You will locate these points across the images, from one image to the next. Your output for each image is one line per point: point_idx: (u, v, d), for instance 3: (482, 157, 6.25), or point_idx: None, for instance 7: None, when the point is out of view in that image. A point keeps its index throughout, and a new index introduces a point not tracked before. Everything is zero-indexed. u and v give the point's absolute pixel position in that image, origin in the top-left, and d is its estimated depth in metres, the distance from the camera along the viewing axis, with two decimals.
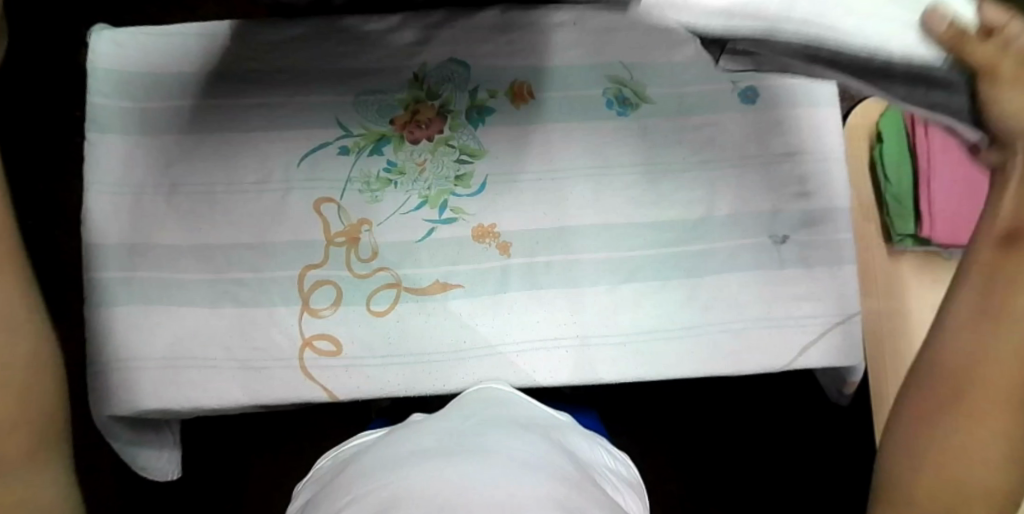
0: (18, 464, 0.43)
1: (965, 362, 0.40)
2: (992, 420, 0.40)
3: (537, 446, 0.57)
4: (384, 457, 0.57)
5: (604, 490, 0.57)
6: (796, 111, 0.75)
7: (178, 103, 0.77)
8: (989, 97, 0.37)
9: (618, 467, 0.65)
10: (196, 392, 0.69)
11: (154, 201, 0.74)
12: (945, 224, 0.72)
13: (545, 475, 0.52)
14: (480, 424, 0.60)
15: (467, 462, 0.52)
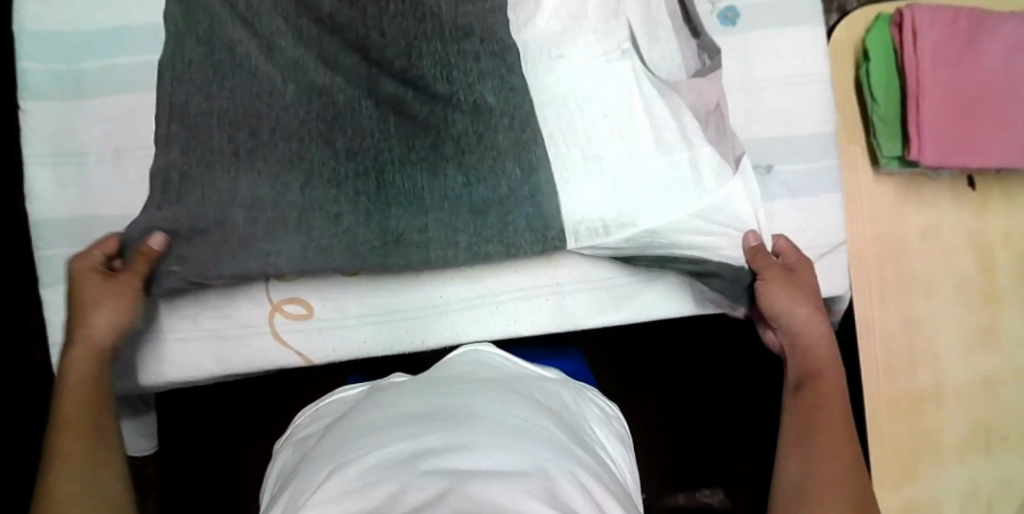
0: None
1: (811, 404, 0.58)
2: (836, 430, 0.56)
3: (523, 407, 0.54)
4: (359, 425, 0.53)
5: (594, 451, 0.55)
6: (778, 30, 0.70)
7: (112, 60, 0.72)
8: (767, 294, 0.62)
9: (605, 415, 0.64)
10: (166, 366, 0.66)
11: (100, 168, 0.72)
12: (936, 144, 0.68)
13: (534, 440, 0.49)
14: (458, 384, 0.57)
15: (448, 426, 0.49)
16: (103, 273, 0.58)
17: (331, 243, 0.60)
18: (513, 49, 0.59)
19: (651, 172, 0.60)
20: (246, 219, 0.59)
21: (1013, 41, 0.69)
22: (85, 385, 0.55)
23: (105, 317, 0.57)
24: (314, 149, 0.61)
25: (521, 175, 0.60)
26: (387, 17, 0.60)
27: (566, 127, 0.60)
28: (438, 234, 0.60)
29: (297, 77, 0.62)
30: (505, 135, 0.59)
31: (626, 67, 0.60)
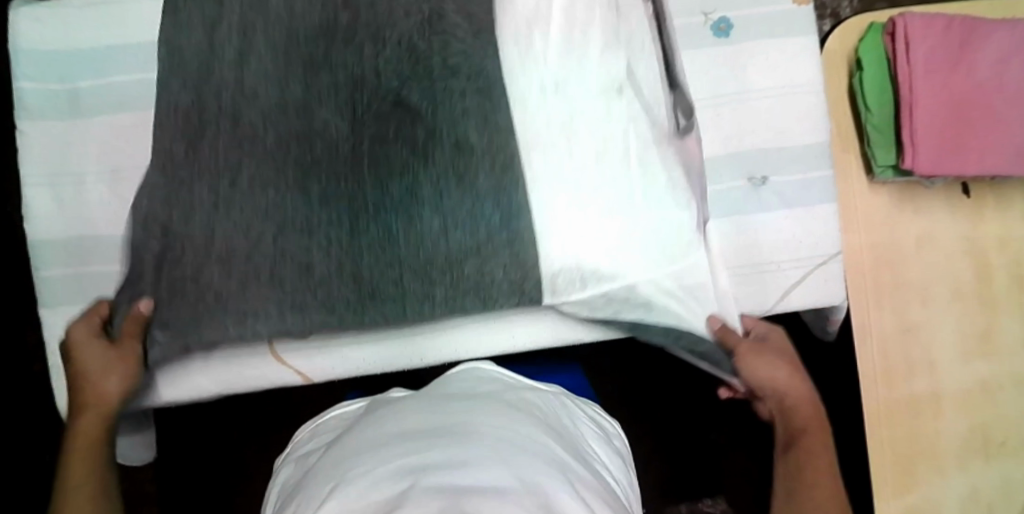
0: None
1: (797, 464, 0.61)
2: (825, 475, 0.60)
3: (523, 424, 0.54)
4: (362, 440, 0.54)
5: (593, 467, 0.56)
6: (772, 40, 0.70)
7: (108, 79, 0.72)
8: (744, 363, 0.65)
9: (603, 431, 0.65)
10: (165, 385, 0.67)
11: (98, 187, 0.72)
12: (930, 152, 0.68)
13: (536, 457, 0.49)
14: (459, 400, 0.58)
15: (449, 440, 0.49)
16: (98, 339, 0.62)
17: (302, 297, 0.63)
18: (497, 85, 0.64)
19: (631, 223, 0.63)
20: (219, 275, 0.63)
21: (1006, 48, 0.69)
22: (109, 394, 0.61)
23: (101, 385, 0.61)
24: (291, 197, 0.63)
25: (500, 219, 0.62)
26: (382, 59, 0.64)
27: (549, 175, 0.63)
28: (412, 283, 0.63)
29: (273, 122, 0.64)
30: (485, 179, 0.62)
31: (611, 107, 0.63)
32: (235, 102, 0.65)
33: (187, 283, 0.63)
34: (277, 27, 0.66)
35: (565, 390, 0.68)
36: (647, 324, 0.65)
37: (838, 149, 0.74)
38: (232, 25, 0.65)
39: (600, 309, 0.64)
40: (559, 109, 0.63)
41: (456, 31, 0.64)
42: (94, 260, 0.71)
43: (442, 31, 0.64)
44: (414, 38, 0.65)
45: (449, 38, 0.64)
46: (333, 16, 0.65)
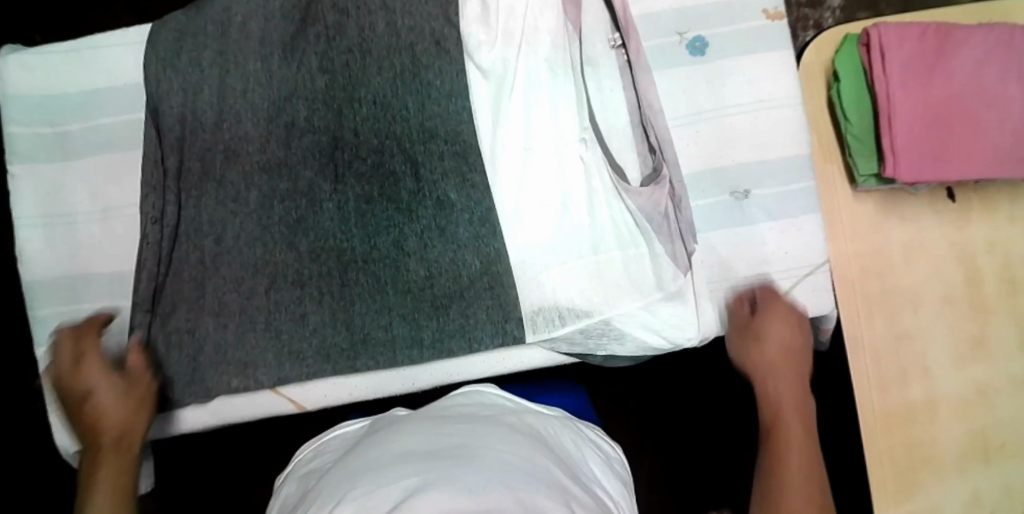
0: None
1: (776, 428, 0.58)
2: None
3: (521, 446, 0.54)
4: (357, 463, 0.53)
5: (589, 487, 0.55)
6: (748, 55, 0.70)
7: (95, 121, 0.73)
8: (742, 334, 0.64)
9: (600, 448, 0.65)
10: (167, 420, 0.71)
11: (89, 227, 0.73)
12: (910, 161, 0.68)
13: (534, 479, 0.49)
14: (455, 422, 0.57)
15: (445, 461, 0.49)
16: (116, 372, 0.61)
17: (299, 347, 0.69)
18: (473, 149, 0.69)
19: (597, 268, 0.68)
20: (216, 326, 0.69)
21: (981, 53, 0.69)
22: (136, 400, 0.61)
23: (130, 415, 0.59)
24: (280, 252, 0.69)
25: (482, 264, 0.68)
26: (360, 118, 0.70)
27: (520, 222, 0.68)
28: (401, 329, 0.68)
29: (260, 184, 0.70)
30: (466, 229, 0.69)
31: (577, 157, 0.69)
32: (229, 160, 0.70)
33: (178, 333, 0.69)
34: (259, 92, 0.71)
35: (566, 415, 0.67)
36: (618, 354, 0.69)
37: (821, 161, 0.74)
38: (213, 93, 0.71)
39: (577, 343, 0.69)
40: (527, 162, 0.69)
41: (431, 89, 0.69)
42: (86, 298, 0.72)
43: (416, 90, 0.69)
44: (389, 96, 0.69)
45: (424, 100, 0.69)
46: (310, 81, 0.70)
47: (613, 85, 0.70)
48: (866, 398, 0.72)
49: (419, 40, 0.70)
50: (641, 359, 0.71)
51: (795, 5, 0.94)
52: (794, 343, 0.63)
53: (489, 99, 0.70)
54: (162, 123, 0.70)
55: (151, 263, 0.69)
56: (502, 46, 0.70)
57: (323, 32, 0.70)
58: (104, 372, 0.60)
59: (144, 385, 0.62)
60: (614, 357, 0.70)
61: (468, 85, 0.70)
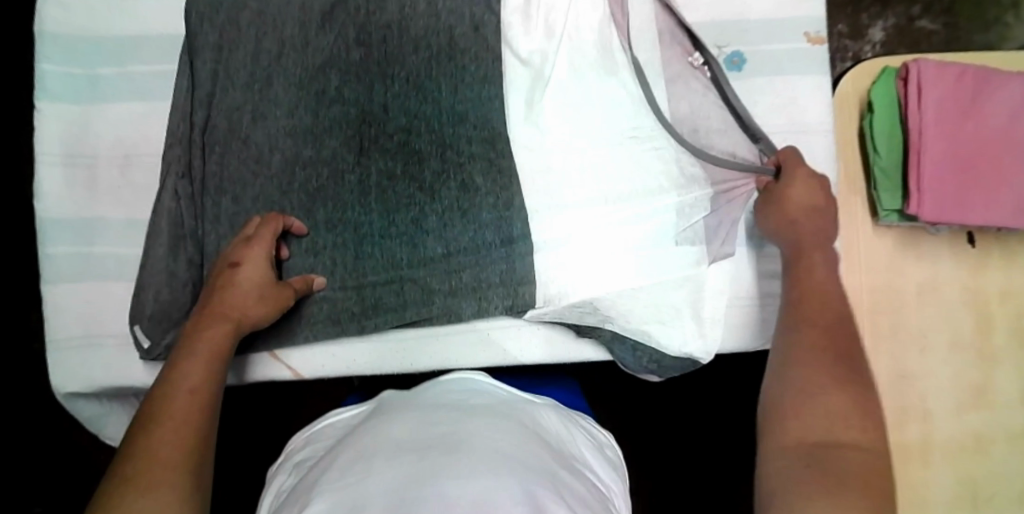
0: (171, 427, 0.50)
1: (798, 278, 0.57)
2: (843, 393, 0.48)
3: (517, 432, 0.54)
4: (338, 466, 0.50)
5: (584, 475, 0.55)
6: (784, 76, 0.70)
7: (127, 68, 0.73)
8: (784, 192, 0.61)
9: (599, 440, 0.64)
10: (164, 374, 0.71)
11: (109, 172, 0.73)
12: (935, 201, 0.68)
13: (530, 467, 0.49)
14: (442, 409, 0.56)
15: (439, 463, 0.46)
16: (267, 271, 0.64)
17: (309, 313, 0.69)
18: (501, 136, 0.69)
19: (617, 271, 0.67)
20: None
21: (1020, 101, 0.69)
22: (261, 296, 0.63)
23: (250, 310, 0.61)
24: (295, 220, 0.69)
25: (500, 251, 0.68)
26: (391, 95, 0.69)
27: (544, 214, 0.68)
28: (410, 308, 0.68)
29: (285, 148, 0.70)
30: (488, 212, 0.68)
31: (606, 155, 0.68)
32: (256, 120, 0.70)
33: (185, 286, 0.69)
34: (292, 57, 0.71)
35: (556, 403, 0.66)
36: (621, 336, 0.68)
37: (847, 189, 0.74)
38: (248, 53, 0.71)
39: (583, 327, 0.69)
40: (556, 155, 0.68)
41: (465, 72, 0.69)
42: (98, 242, 0.72)
43: (450, 73, 0.69)
44: (422, 76, 0.69)
45: (457, 83, 0.69)
46: (345, 51, 0.70)
47: (650, 89, 0.69)
48: None
49: (458, 23, 0.70)
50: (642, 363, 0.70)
51: (836, 35, 0.94)
52: (817, 207, 0.60)
53: (523, 88, 0.70)
54: (195, 76, 0.70)
55: (175, 217, 0.69)
56: (543, 39, 0.70)
57: (364, 3, 0.70)
58: (258, 260, 0.64)
59: (280, 287, 0.64)
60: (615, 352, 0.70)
61: (504, 73, 0.70)
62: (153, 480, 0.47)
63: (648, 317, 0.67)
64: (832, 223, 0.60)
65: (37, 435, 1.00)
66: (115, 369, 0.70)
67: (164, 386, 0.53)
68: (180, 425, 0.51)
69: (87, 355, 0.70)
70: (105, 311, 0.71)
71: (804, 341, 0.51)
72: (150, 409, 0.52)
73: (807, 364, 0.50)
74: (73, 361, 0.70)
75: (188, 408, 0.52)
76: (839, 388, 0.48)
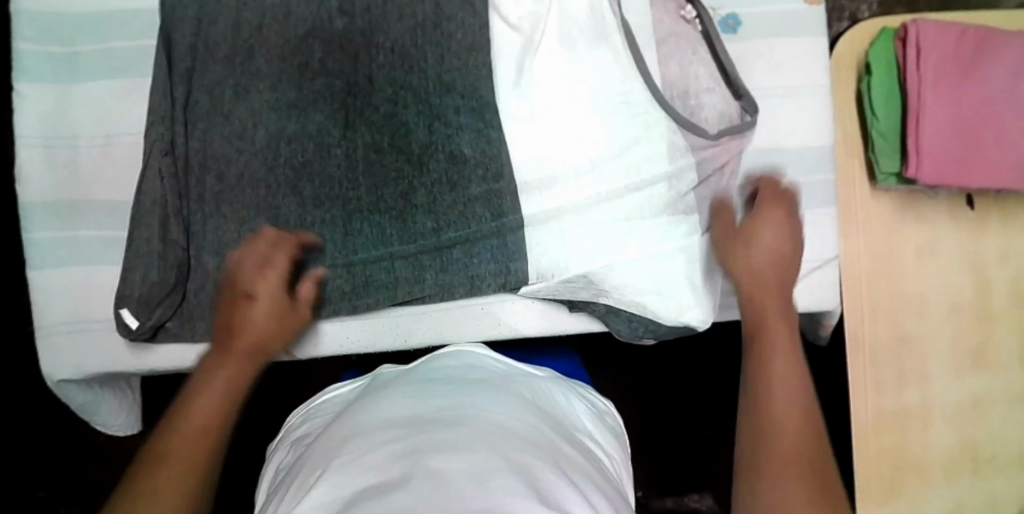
0: (177, 454, 0.44)
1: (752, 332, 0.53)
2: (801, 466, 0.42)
3: (513, 407, 0.52)
4: (336, 444, 0.49)
5: (584, 447, 0.54)
6: (779, 38, 0.69)
7: (106, 44, 0.71)
8: (752, 227, 0.59)
9: (598, 411, 0.64)
10: (157, 356, 0.70)
11: (91, 153, 0.71)
12: (934, 164, 0.67)
13: (528, 443, 0.48)
14: (438, 385, 0.55)
15: (439, 439, 0.45)
16: (283, 295, 0.58)
17: None
18: (490, 105, 0.67)
19: (611, 243, 0.66)
20: (217, 264, 0.68)
21: (1020, 59, 0.68)
22: (283, 322, 0.57)
23: (272, 341, 0.56)
24: (282, 197, 0.68)
25: (492, 222, 0.67)
26: (376, 65, 0.68)
27: (536, 186, 0.67)
28: (403, 284, 0.68)
29: (268, 123, 0.68)
30: (478, 184, 0.67)
31: (597, 124, 0.66)
32: (238, 94, 0.68)
33: (172, 266, 0.68)
34: (274, 29, 0.69)
35: (557, 374, 0.66)
36: (617, 309, 0.68)
37: (844, 153, 0.73)
38: (228, 26, 0.69)
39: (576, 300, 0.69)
40: (547, 125, 0.67)
41: (451, 40, 0.68)
42: (83, 224, 0.71)
43: (436, 42, 0.68)
44: (408, 45, 0.68)
45: (444, 52, 0.68)
46: (328, 21, 0.68)
47: (641, 53, 0.67)
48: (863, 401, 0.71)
49: None
50: (639, 333, 0.70)
51: None
52: (783, 251, 0.58)
53: (511, 56, 0.68)
54: (175, 51, 0.69)
55: (159, 197, 0.68)
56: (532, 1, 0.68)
57: None
58: (276, 284, 0.58)
59: (297, 313, 0.59)
60: (611, 322, 0.70)
61: (491, 39, 0.68)
62: None
63: (645, 286, 0.67)
64: (792, 270, 0.58)
65: (35, 421, 0.99)
66: (108, 352, 0.70)
67: (171, 421, 0.46)
68: (188, 458, 0.44)
69: (77, 340, 0.70)
70: (93, 295, 0.70)
71: (765, 398, 0.46)
72: (157, 447, 0.44)
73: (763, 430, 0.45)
74: (64, 346, 0.70)
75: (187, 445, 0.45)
76: (796, 461, 0.42)
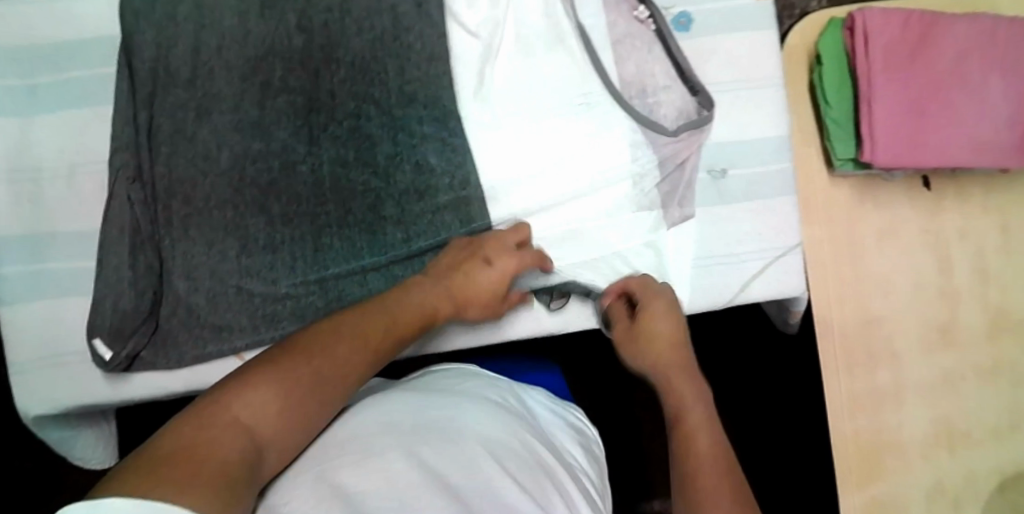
0: (325, 348, 0.50)
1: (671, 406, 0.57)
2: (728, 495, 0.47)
3: (515, 427, 0.54)
4: (343, 429, 0.49)
5: (574, 474, 0.55)
6: (730, 32, 0.70)
7: (64, 75, 0.71)
8: (644, 325, 0.63)
9: (586, 443, 0.63)
10: (130, 385, 0.69)
11: (55, 184, 0.71)
12: (888, 147, 0.68)
13: (532, 467, 0.49)
14: (441, 393, 0.56)
15: (445, 456, 0.45)
16: (489, 279, 0.63)
17: (274, 310, 0.68)
18: (453, 114, 0.68)
19: (581, 241, 0.68)
20: (188, 288, 0.68)
21: (963, 42, 0.70)
22: (471, 297, 0.63)
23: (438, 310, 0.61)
24: (251, 217, 0.68)
25: (460, 225, 0.68)
26: (338, 80, 0.68)
27: (503, 190, 0.68)
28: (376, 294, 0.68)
29: (232, 144, 0.68)
30: (446, 193, 0.68)
31: (560, 127, 0.68)
32: (201, 116, 0.68)
33: (144, 293, 0.68)
34: (232, 49, 0.69)
35: (547, 392, 0.67)
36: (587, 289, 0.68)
37: (801, 141, 0.74)
38: (187, 49, 0.69)
39: (553, 281, 0.67)
40: (510, 131, 0.68)
41: (411, 52, 0.68)
42: (51, 257, 0.70)
43: (395, 54, 0.68)
44: (368, 59, 0.68)
45: (404, 64, 0.68)
46: (286, 38, 0.69)
47: (597, 54, 0.69)
48: (838, 382, 0.71)
49: (400, 2, 0.69)
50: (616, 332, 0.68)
51: None
52: (678, 336, 0.62)
53: (471, 65, 0.69)
54: (135, 77, 0.69)
55: (127, 225, 0.68)
56: (488, 10, 0.70)
57: None
58: (483, 268, 0.63)
59: (495, 296, 0.64)
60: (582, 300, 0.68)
61: (449, 49, 0.69)
62: (265, 389, 0.45)
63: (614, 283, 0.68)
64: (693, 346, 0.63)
65: (14, 459, 0.98)
66: (81, 384, 0.69)
67: (344, 326, 0.53)
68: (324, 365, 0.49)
69: (50, 374, 0.69)
70: (64, 328, 0.69)
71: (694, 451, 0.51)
72: (323, 332, 0.52)
73: (698, 477, 0.49)
74: (37, 381, 0.69)
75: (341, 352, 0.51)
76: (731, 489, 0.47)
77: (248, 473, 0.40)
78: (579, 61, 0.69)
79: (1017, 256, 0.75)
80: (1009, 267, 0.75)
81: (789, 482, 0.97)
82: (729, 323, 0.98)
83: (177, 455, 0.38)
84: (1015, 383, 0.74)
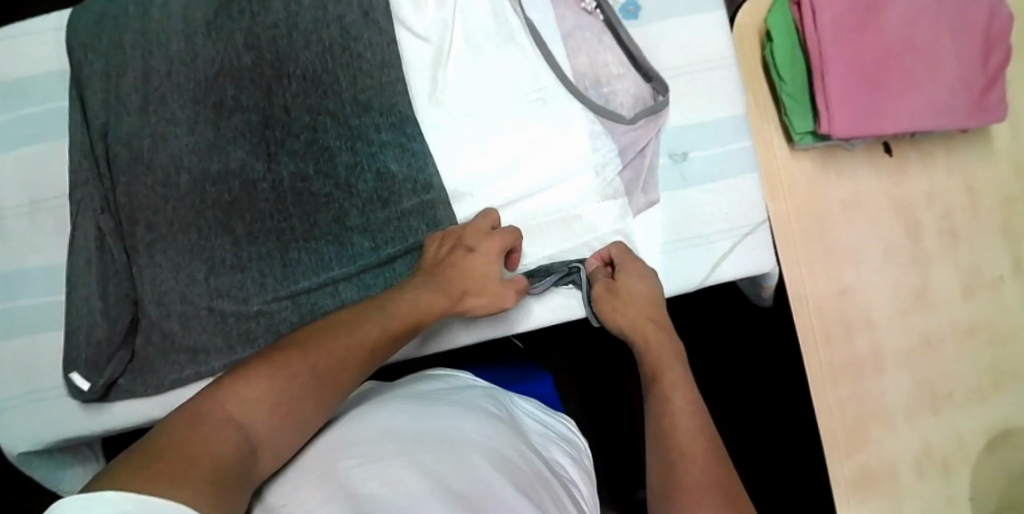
0: (326, 346, 0.52)
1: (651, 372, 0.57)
2: (702, 467, 0.47)
3: (511, 435, 0.54)
4: (346, 430, 0.49)
5: (564, 487, 0.54)
6: (678, 16, 0.70)
7: (18, 112, 0.71)
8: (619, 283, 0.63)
9: (576, 455, 0.62)
10: (109, 416, 0.68)
11: (18, 221, 0.71)
12: (844, 117, 0.69)
13: (529, 475, 0.49)
14: (437, 399, 0.56)
15: (448, 463, 0.45)
16: (479, 266, 0.63)
17: (248, 329, 0.67)
18: (409, 119, 0.68)
19: (547, 233, 0.68)
20: (160, 314, 0.68)
21: (908, 8, 0.71)
22: (462, 286, 0.62)
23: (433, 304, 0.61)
24: (216, 238, 0.68)
25: (426, 229, 0.68)
26: (291, 94, 0.68)
27: (466, 190, 0.68)
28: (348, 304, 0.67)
29: (192, 167, 0.68)
30: (409, 198, 0.68)
31: (517, 123, 0.68)
32: (157, 141, 0.68)
33: (118, 320, 0.67)
34: (183, 73, 0.69)
35: (538, 403, 0.67)
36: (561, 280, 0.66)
37: (759, 119, 0.75)
38: (138, 77, 0.69)
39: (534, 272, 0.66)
40: (468, 132, 0.69)
41: (362, 60, 0.69)
42: (20, 295, 0.70)
43: (347, 64, 0.68)
44: (320, 70, 0.68)
45: (357, 73, 0.68)
46: (235, 57, 0.69)
47: (548, 48, 0.69)
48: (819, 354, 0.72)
49: (347, 11, 0.69)
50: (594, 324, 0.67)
51: None
52: (652, 296, 0.63)
53: (423, 70, 0.70)
54: (89, 108, 0.69)
55: (92, 257, 0.68)
56: (437, 13, 0.70)
57: (248, 8, 0.69)
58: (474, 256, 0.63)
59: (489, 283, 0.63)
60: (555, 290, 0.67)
61: (400, 56, 0.69)
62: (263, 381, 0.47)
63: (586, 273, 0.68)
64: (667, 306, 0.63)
65: (5, 504, 0.98)
66: (61, 418, 0.68)
67: (345, 324, 0.55)
68: (324, 360, 0.51)
69: (28, 411, 0.69)
70: (38, 365, 0.69)
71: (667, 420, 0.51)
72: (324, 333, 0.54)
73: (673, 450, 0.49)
74: (16, 420, 0.69)
75: (341, 350, 0.53)
76: (705, 460, 0.47)
77: (240, 468, 0.41)
78: (530, 57, 0.69)
79: (982, 213, 0.76)
80: (975, 225, 0.76)
81: (781, 458, 0.98)
82: (711, 306, 0.99)
83: (168, 451, 0.39)
84: (991, 340, 0.75)
